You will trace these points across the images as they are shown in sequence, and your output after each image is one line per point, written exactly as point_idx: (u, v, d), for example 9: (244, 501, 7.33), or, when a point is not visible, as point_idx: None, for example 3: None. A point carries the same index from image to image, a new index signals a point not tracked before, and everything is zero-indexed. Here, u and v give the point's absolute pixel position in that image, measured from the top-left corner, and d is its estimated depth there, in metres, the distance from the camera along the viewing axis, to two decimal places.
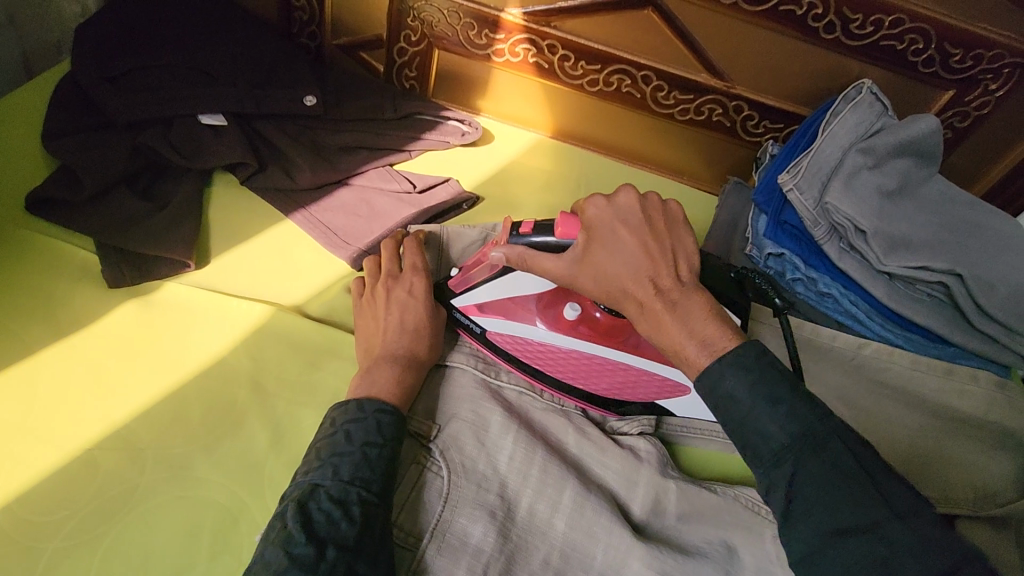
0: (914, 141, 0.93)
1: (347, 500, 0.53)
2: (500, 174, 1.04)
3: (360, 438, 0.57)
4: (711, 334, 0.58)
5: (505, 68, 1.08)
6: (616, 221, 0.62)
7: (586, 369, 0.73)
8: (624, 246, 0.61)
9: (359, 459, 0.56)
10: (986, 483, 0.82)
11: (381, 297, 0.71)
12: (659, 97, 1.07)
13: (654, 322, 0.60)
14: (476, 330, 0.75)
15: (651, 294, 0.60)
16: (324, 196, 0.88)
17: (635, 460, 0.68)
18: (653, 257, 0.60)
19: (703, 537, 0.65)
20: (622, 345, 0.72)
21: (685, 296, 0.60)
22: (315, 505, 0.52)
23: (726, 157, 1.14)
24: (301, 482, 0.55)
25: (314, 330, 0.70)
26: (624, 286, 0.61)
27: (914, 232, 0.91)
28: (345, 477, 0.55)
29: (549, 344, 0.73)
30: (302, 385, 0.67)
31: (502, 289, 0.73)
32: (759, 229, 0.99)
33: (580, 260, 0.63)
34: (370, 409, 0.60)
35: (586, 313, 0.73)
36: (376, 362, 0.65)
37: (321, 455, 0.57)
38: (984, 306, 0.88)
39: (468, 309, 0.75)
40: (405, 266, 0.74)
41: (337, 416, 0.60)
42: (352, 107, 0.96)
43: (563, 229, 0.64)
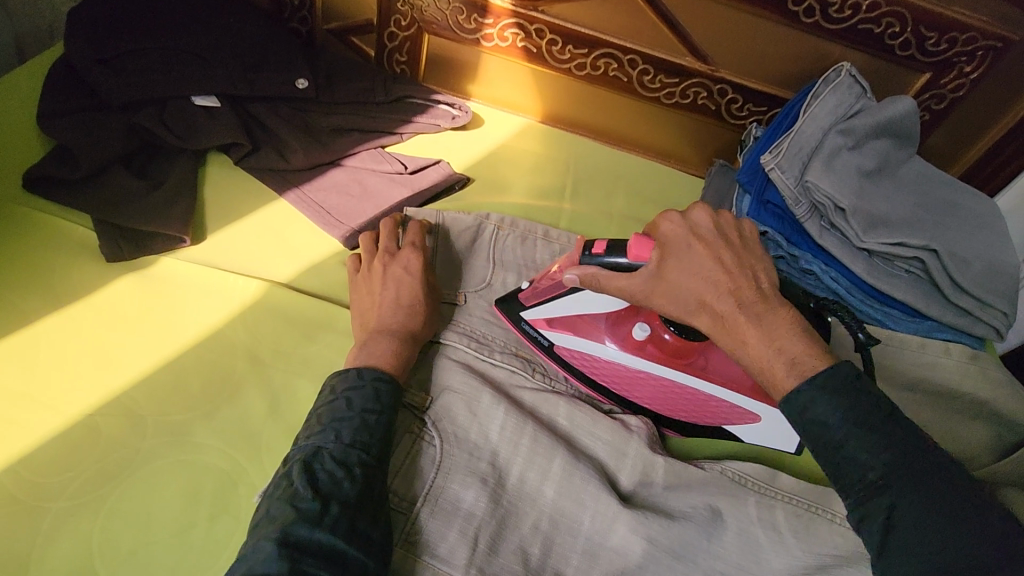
0: (891, 122, 0.96)
1: (348, 461, 0.55)
2: (490, 156, 1.06)
3: (360, 404, 0.59)
4: (795, 350, 0.60)
5: (493, 53, 1.10)
6: (691, 236, 0.65)
7: (656, 389, 0.77)
8: (701, 259, 0.63)
9: (359, 424, 0.58)
10: (964, 449, 0.88)
11: (379, 273, 0.73)
12: (646, 81, 1.09)
13: (735, 334, 0.62)
14: (542, 342, 0.79)
15: (731, 306, 0.62)
16: (318, 176, 0.89)
17: (625, 432, 0.70)
18: (730, 271, 0.63)
19: (688, 503, 0.66)
20: (690, 367, 0.75)
21: (767, 309, 0.62)
22: (319, 464, 0.54)
23: (712, 141, 1.17)
24: (304, 446, 0.57)
25: (310, 304, 0.72)
26: (702, 300, 0.63)
27: (891, 210, 0.94)
28: (347, 440, 0.56)
29: (618, 362, 0.77)
30: (299, 356, 0.69)
31: (572, 306, 0.76)
32: (743, 209, 1.01)
33: (656, 276, 0.65)
34: (369, 376, 0.62)
35: (655, 333, 0.75)
36: (372, 334, 0.67)
37: (322, 420, 0.58)
38: (959, 282, 0.91)
39: (538, 322, 0.78)
40: (403, 244, 0.77)
41: (336, 383, 0.62)
42: (344, 90, 0.98)
43: (638, 251, 0.65)
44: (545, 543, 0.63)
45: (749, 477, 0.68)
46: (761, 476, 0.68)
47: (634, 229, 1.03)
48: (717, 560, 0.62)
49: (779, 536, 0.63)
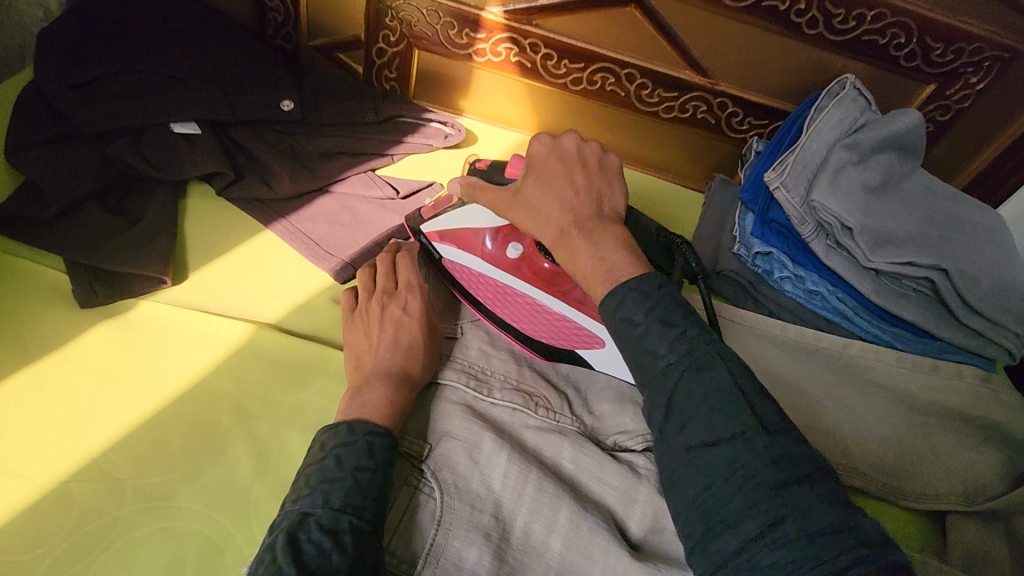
0: (896, 136, 0.94)
1: (338, 529, 0.51)
2: None
3: (350, 464, 0.56)
4: (618, 263, 0.64)
5: (486, 68, 1.06)
6: (551, 157, 0.71)
7: (515, 303, 0.81)
8: (553, 178, 0.70)
9: (349, 485, 0.54)
10: (973, 479, 0.83)
11: (376, 313, 0.70)
12: (643, 95, 1.06)
13: (569, 249, 0.67)
14: (434, 255, 0.84)
15: (569, 221, 0.67)
16: (306, 204, 0.86)
17: (634, 476, 0.67)
18: (579, 190, 0.68)
19: None
20: (557, 291, 0.80)
21: (600, 228, 0.67)
22: (305, 535, 0.51)
23: (712, 156, 1.14)
24: (292, 511, 0.53)
25: (300, 346, 0.68)
26: (550, 216, 0.68)
27: (898, 227, 0.91)
28: (337, 504, 0.53)
29: (488, 275, 0.81)
30: (288, 404, 0.65)
31: (460, 220, 0.82)
32: (747, 228, 0.98)
33: (517, 192, 0.72)
34: (361, 431, 0.58)
35: (527, 255, 0.81)
36: (365, 382, 0.63)
37: (310, 482, 0.55)
38: (969, 301, 0.88)
39: (432, 236, 0.83)
40: (400, 282, 0.73)
41: (326, 439, 0.59)
42: (331, 111, 0.94)
43: (514, 169, 0.76)
44: None
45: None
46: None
47: None
48: None
49: None
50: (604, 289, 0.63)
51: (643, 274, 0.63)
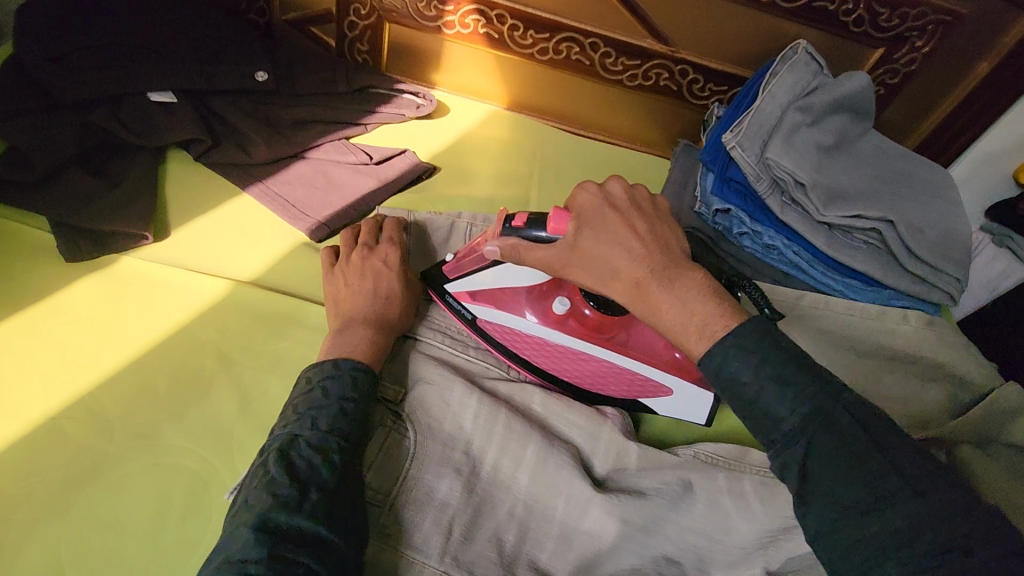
0: (847, 98, 0.99)
1: (327, 448, 0.56)
2: (456, 145, 1.06)
3: (336, 392, 0.60)
4: (708, 311, 0.58)
5: (456, 40, 1.10)
6: (605, 206, 0.64)
7: (572, 362, 0.77)
8: (614, 229, 0.63)
9: (336, 411, 0.59)
10: (918, 412, 0.89)
11: (356, 264, 0.73)
12: (608, 63, 1.09)
13: (649, 303, 0.60)
14: (467, 316, 0.78)
15: (643, 272, 0.61)
16: (282, 169, 0.89)
17: (599, 417, 0.71)
18: (643, 238, 0.62)
19: (661, 480, 0.67)
20: (612, 342, 0.76)
21: (677, 274, 0.60)
22: (296, 452, 0.55)
23: (676, 123, 1.18)
24: (279, 434, 0.57)
25: (278, 299, 0.72)
26: (624, 272, 0.61)
27: (849, 184, 0.96)
28: (323, 427, 0.57)
29: (540, 336, 0.77)
30: (268, 352, 0.68)
31: (493, 280, 0.76)
32: (708, 187, 1.02)
33: (571, 245, 0.64)
34: (347, 366, 0.63)
35: (575, 307, 0.76)
36: (346, 325, 0.67)
37: (297, 409, 0.59)
38: (914, 250, 0.93)
39: (461, 295, 0.78)
40: (381, 239, 0.77)
41: (312, 373, 0.62)
42: (305, 81, 0.98)
43: (556, 222, 0.66)
44: (520, 528, 0.64)
45: (721, 458, 0.71)
46: (732, 454, 0.71)
47: None
48: (688, 530, 0.64)
49: (747, 505, 0.65)
50: (704, 344, 0.57)
51: (741, 322, 0.56)
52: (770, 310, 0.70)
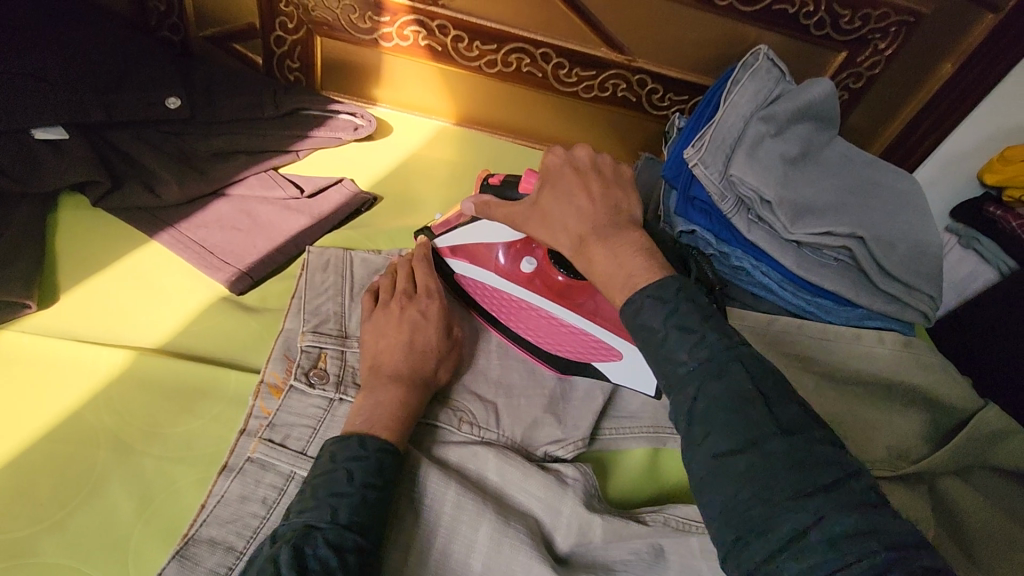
0: (811, 106, 0.94)
1: (344, 546, 0.50)
2: (400, 168, 0.97)
3: (360, 479, 0.54)
4: (637, 269, 0.57)
5: (394, 53, 1.00)
6: (567, 167, 0.64)
7: (533, 320, 0.75)
8: (570, 188, 0.63)
9: (358, 502, 0.52)
10: (901, 445, 0.82)
11: (394, 313, 0.68)
12: (561, 75, 1.02)
13: (586, 257, 0.60)
14: (445, 272, 0.78)
15: (588, 228, 0.60)
16: (198, 210, 0.79)
17: (560, 487, 0.62)
18: (595, 198, 0.62)
19: (629, 550, 0.61)
20: (578, 307, 0.73)
21: (619, 233, 0.60)
22: (311, 549, 0.48)
23: (637, 134, 1.12)
24: (295, 522, 0.51)
25: (189, 369, 0.63)
26: (567, 223, 0.62)
27: (817, 198, 0.91)
28: (344, 520, 0.51)
29: (504, 291, 0.75)
30: (176, 435, 0.59)
31: (469, 236, 0.75)
32: (671, 206, 0.98)
33: (533, 202, 0.65)
34: (373, 446, 0.56)
35: (542, 268, 0.74)
36: (380, 381, 0.62)
37: (317, 493, 0.52)
38: (885, 267, 0.89)
39: (443, 252, 0.77)
40: (419, 287, 0.71)
41: (336, 450, 0.56)
42: (226, 107, 0.89)
43: (526, 182, 0.67)
44: None
45: (694, 521, 0.65)
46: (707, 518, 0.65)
47: None
48: None
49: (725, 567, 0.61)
50: (624, 298, 0.56)
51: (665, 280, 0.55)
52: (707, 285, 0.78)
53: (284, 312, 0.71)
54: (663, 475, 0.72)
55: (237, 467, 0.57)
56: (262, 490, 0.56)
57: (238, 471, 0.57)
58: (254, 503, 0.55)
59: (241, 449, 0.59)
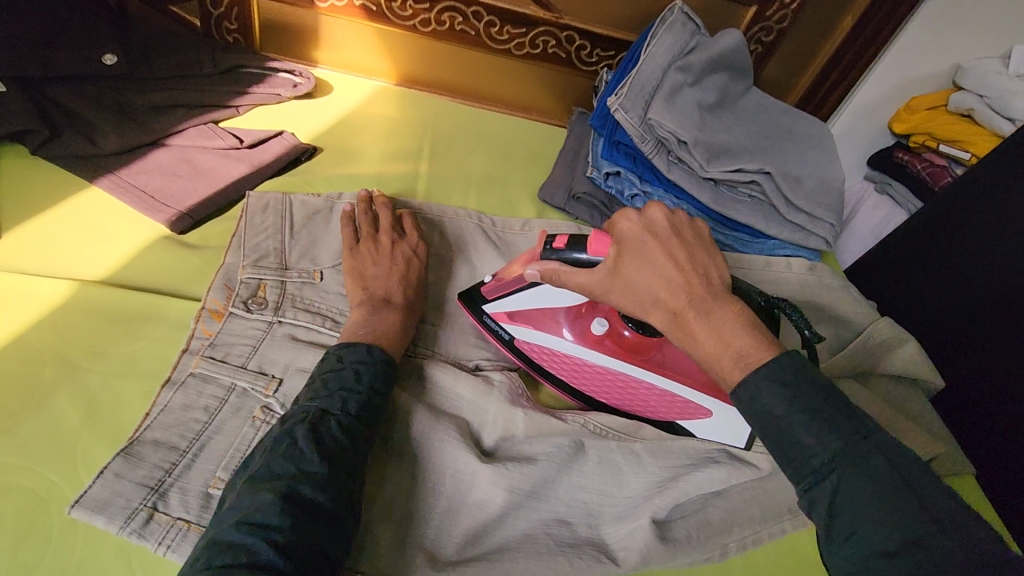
0: (724, 56, 1.01)
1: (354, 431, 0.56)
2: (340, 124, 1.01)
3: (368, 379, 0.61)
4: (743, 344, 0.55)
5: (332, 14, 1.04)
6: (646, 234, 0.62)
7: (609, 384, 0.76)
8: (655, 258, 0.60)
9: (365, 398, 0.59)
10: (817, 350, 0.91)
11: (385, 248, 0.76)
12: (493, 33, 1.07)
13: (685, 331, 0.58)
14: (503, 336, 0.78)
15: (682, 301, 0.58)
16: (138, 157, 0.82)
17: (486, 388, 0.69)
18: (682, 266, 0.59)
19: (551, 444, 0.67)
20: (646, 362, 0.75)
21: (716, 304, 0.57)
22: (327, 429, 0.55)
23: (570, 91, 1.17)
24: (307, 407, 0.57)
25: (131, 297, 0.66)
26: (659, 297, 0.59)
27: (732, 140, 0.99)
28: (354, 411, 0.58)
29: (576, 357, 0.76)
30: (120, 354, 0.63)
31: (533, 300, 0.76)
32: (598, 152, 1.02)
33: (612, 272, 0.63)
34: (378, 355, 0.63)
35: (613, 328, 0.75)
36: (381, 303, 0.70)
37: (329, 385, 0.59)
38: (792, 200, 0.97)
39: (500, 316, 0.78)
40: (406, 227, 0.80)
41: (344, 353, 0.63)
42: (165, 64, 0.92)
43: (596, 244, 0.65)
44: (405, 509, 0.62)
45: (611, 429, 0.72)
46: (624, 429, 0.72)
47: (496, 188, 1.02)
48: (578, 488, 0.66)
49: (637, 457, 0.68)
50: (737, 374, 0.54)
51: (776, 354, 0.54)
52: (811, 334, 0.66)
53: (225, 249, 0.75)
54: None
55: (180, 380, 0.62)
56: (204, 400, 0.61)
57: (181, 384, 0.61)
58: (197, 410, 0.60)
59: (184, 365, 0.63)
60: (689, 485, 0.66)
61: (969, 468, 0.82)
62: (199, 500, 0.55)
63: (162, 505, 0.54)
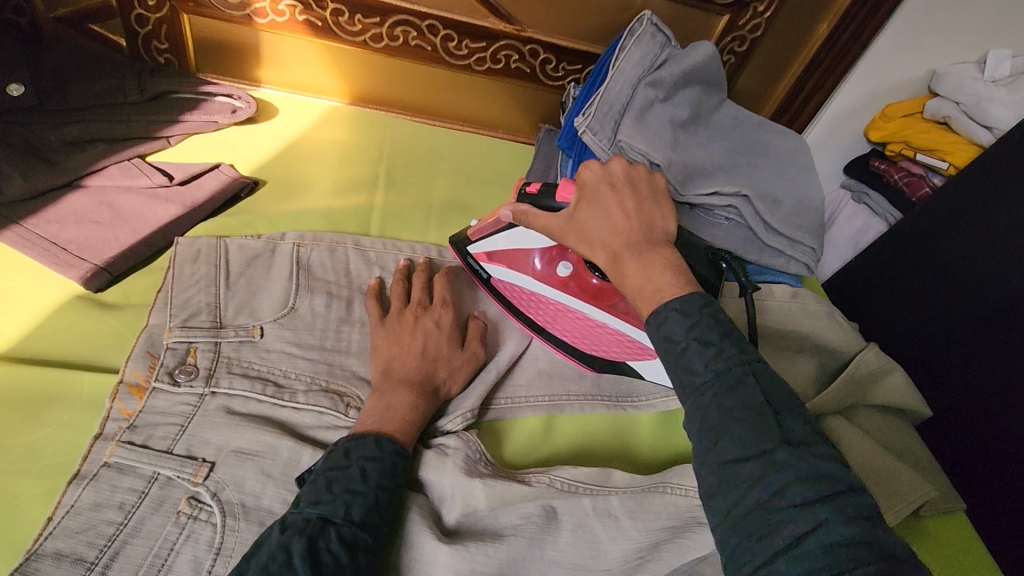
0: (697, 69, 0.95)
1: (357, 545, 0.50)
2: (287, 152, 0.93)
3: (375, 478, 0.54)
4: (665, 283, 0.57)
5: (272, 30, 0.95)
6: (604, 184, 0.65)
7: (570, 322, 0.80)
8: (607, 206, 0.64)
9: (370, 503, 0.53)
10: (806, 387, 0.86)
11: (410, 323, 0.70)
12: (451, 47, 1.00)
13: (619, 269, 0.61)
14: (483, 275, 0.82)
15: (622, 244, 0.61)
16: (50, 203, 0.74)
17: (438, 458, 0.64)
18: (631, 214, 0.63)
19: (519, 515, 0.61)
20: (611, 307, 0.77)
21: (654, 249, 0.60)
22: (326, 544, 0.49)
23: (537, 106, 1.10)
24: (307, 512, 0.51)
25: (35, 376, 0.58)
26: (603, 239, 0.63)
27: (708, 159, 0.93)
28: (358, 519, 0.52)
29: (542, 294, 0.80)
30: (19, 445, 0.55)
31: (509, 241, 0.79)
32: (567, 175, 0.97)
33: (570, 217, 0.66)
34: (388, 448, 0.57)
35: (578, 272, 0.79)
36: (391, 386, 0.64)
37: (332, 487, 0.52)
38: (771, 223, 0.92)
39: (480, 256, 0.82)
40: (434, 299, 0.75)
41: (351, 447, 0.56)
42: (82, 92, 0.83)
43: (565, 192, 0.68)
44: None
45: (580, 483, 0.65)
46: (593, 479, 0.66)
47: (460, 216, 0.94)
48: (552, 565, 0.60)
49: (616, 522, 0.63)
50: (649, 307, 0.57)
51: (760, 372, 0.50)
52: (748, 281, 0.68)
53: (150, 308, 0.67)
54: (556, 445, 0.73)
55: (91, 474, 0.54)
56: (119, 496, 0.53)
57: (91, 478, 0.53)
58: (111, 509, 0.52)
59: (97, 455, 0.55)
60: (671, 556, 0.62)
61: (960, 506, 0.78)
62: None
63: None
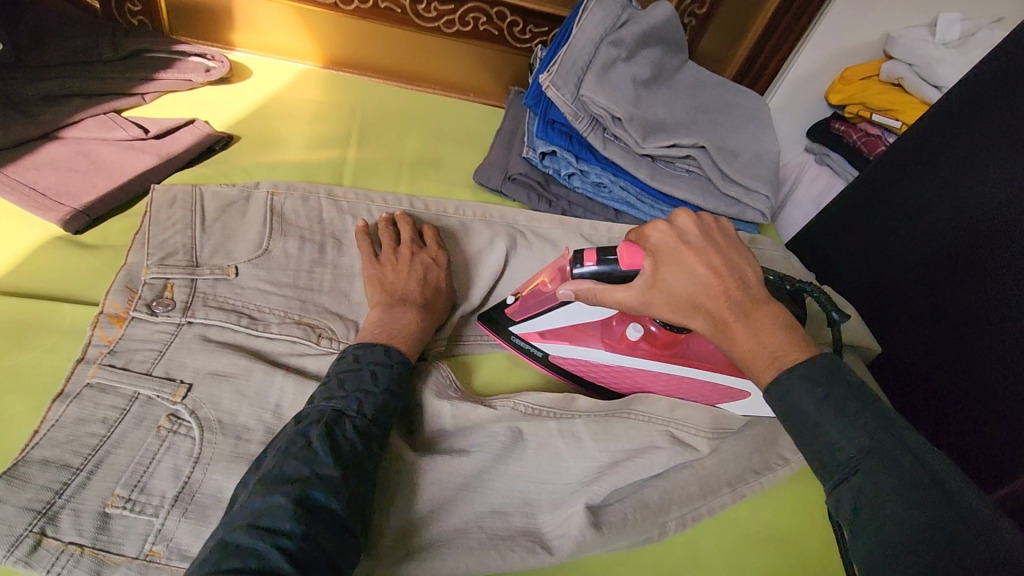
0: (656, 29, 0.99)
1: (369, 435, 0.57)
2: (261, 111, 0.95)
3: (384, 382, 0.61)
4: (782, 345, 0.53)
5: None
6: (679, 244, 0.60)
7: (649, 383, 0.76)
8: (692, 265, 0.59)
9: (381, 402, 0.59)
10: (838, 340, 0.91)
11: (406, 257, 0.74)
12: (420, 10, 1.02)
13: (726, 336, 0.56)
14: (537, 353, 0.77)
15: (722, 308, 0.56)
16: (28, 153, 0.76)
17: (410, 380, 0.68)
18: (717, 270, 0.58)
19: (486, 432, 0.66)
20: (684, 357, 0.74)
21: (754, 306, 0.56)
22: (342, 431, 0.55)
23: (507, 70, 1.14)
24: (324, 407, 0.57)
25: (19, 305, 0.61)
26: (697, 303, 0.58)
27: (668, 115, 0.97)
28: (369, 415, 0.58)
29: (615, 364, 0.76)
30: (4, 368, 0.58)
31: (564, 316, 0.74)
32: (533, 131, 0.98)
33: (651, 284, 0.61)
34: (396, 357, 0.63)
35: (645, 330, 0.74)
36: (396, 302, 0.70)
37: (344, 386, 0.59)
38: (727, 173, 0.97)
39: (531, 335, 0.76)
40: (428, 239, 0.78)
41: (361, 354, 0.62)
42: (58, 50, 0.85)
43: (630, 258, 0.63)
44: None
45: (544, 407, 0.69)
46: (557, 404, 0.70)
47: (432, 173, 0.97)
48: (516, 479, 0.65)
49: (578, 442, 0.66)
50: (771, 375, 0.52)
51: (812, 357, 0.52)
52: (836, 314, 0.69)
53: (128, 248, 0.70)
54: (523, 373, 0.79)
55: (74, 393, 0.57)
56: (102, 412, 0.56)
57: (75, 396, 0.56)
58: (94, 423, 0.56)
59: (80, 376, 0.58)
60: (626, 472, 0.66)
61: None
62: (94, 522, 0.51)
63: (52, 529, 0.49)
